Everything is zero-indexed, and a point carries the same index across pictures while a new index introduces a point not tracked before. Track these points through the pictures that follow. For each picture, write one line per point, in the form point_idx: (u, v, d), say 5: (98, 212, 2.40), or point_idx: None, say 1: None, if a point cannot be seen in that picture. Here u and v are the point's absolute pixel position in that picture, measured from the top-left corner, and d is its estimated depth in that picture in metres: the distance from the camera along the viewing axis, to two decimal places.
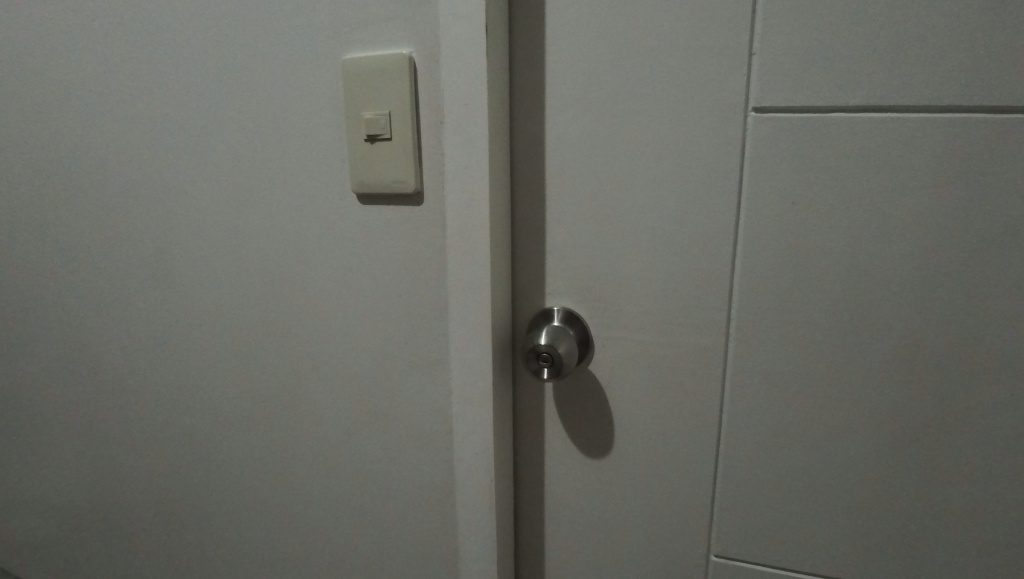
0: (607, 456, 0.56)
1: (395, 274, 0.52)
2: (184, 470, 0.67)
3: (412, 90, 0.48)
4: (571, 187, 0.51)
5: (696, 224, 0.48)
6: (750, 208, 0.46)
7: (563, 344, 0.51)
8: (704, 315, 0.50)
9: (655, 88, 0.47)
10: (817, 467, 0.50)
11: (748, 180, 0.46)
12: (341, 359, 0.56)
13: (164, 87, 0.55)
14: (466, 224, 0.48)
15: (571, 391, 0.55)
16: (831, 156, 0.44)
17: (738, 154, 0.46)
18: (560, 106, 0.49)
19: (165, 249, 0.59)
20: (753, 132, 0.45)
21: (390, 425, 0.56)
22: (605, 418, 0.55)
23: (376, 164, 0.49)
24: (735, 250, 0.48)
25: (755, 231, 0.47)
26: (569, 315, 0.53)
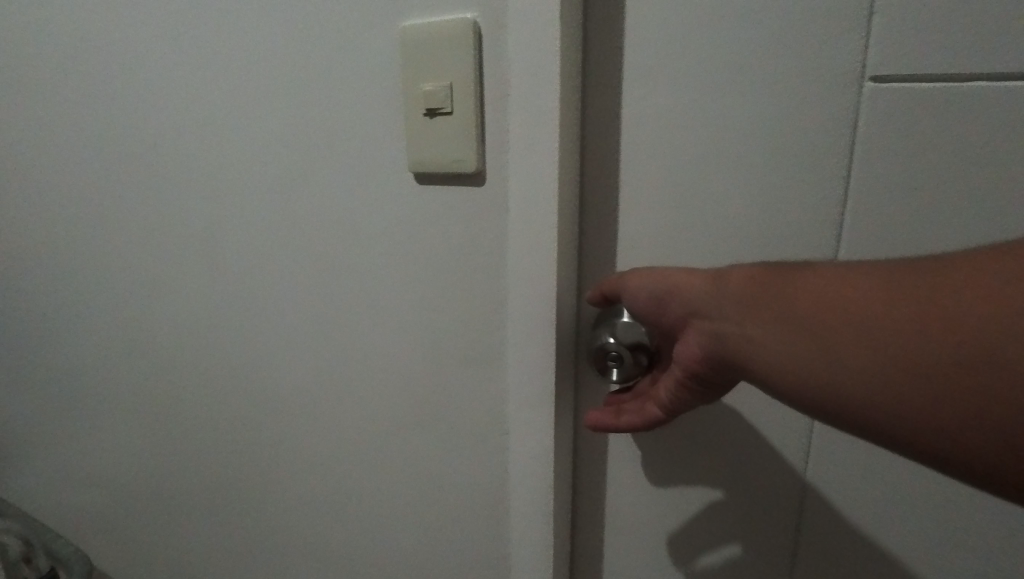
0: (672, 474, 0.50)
1: (453, 261, 0.49)
2: (245, 449, 0.67)
3: (475, 59, 0.43)
4: (649, 173, 0.44)
5: (792, 214, 0.41)
6: (861, 198, 0.39)
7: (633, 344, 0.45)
8: None
9: (746, 55, 0.39)
10: (927, 509, 0.42)
11: (861, 164, 0.38)
12: (397, 347, 0.54)
13: (224, 61, 0.53)
14: (529, 212, 0.44)
15: None
16: (970, 135, 0.35)
17: (848, 133, 0.38)
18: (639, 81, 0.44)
19: (228, 228, 0.59)
20: (871, 106, 0.37)
21: (445, 419, 0.54)
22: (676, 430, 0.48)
23: (434, 141, 0.46)
24: (840, 246, 0.40)
25: (865, 225, 0.39)
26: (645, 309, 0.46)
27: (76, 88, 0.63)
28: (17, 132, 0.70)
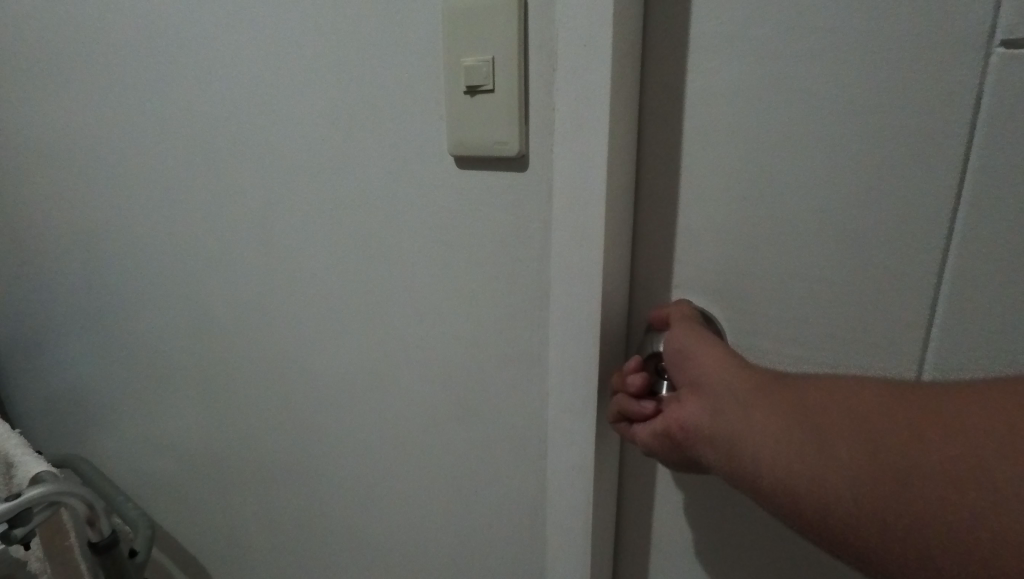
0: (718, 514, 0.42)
1: (493, 252, 0.45)
2: (290, 431, 0.67)
3: (519, 30, 0.39)
4: (715, 160, 0.38)
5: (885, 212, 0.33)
6: (978, 196, 0.30)
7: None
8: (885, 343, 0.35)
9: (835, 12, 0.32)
10: None
11: (981, 153, 0.30)
12: (436, 341, 0.51)
13: (272, 36, 0.52)
14: (576, 200, 0.40)
15: None
16: None
17: (967, 111, 0.30)
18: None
19: (273, 209, 0.58)
20: (1001, 78, 0.29)
21: (482, 419, 0.51)
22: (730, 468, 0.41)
23: (476, 122, 0.42)
24: (946, 257, 0.32)
25: (981, 231, 0.31)
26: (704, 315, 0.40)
27: (141, 67, 0.64)
28: (92, 109, 0.72)
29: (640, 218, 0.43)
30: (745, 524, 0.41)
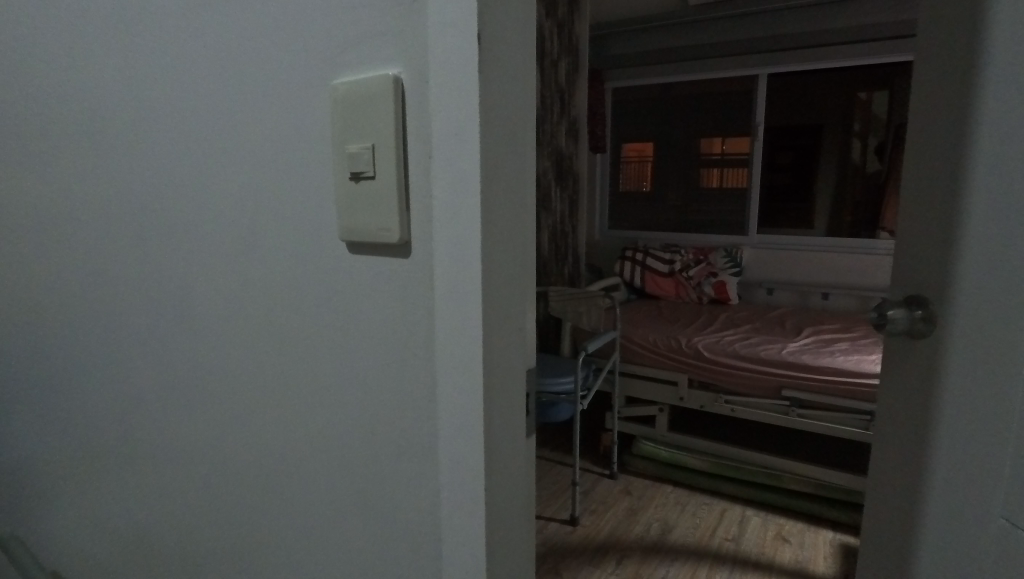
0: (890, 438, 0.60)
1: (380, 339, 0.43)
2: (205, 511, 0.64)
3: (395, 120, 0.39)
4: (927, 188, 0.56)
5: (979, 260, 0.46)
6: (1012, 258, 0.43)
7: (893, 314, 0.57)
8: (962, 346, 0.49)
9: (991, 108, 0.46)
10: None
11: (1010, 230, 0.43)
12: (330, 430, 0.48)
13: (194, 118, 0.53)
14: (454, 290, 0.39)
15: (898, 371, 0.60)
16: None
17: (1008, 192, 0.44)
18: (927, 98, 0.57)
19: (192, 287, 0.58)
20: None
21: (372, 516, 0.47)
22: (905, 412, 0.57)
23: (361, 207, 0.42)
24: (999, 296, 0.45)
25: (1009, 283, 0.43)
26: (920, 298, 0.55)
27: (83, 147, 0.67)
28: (38, 185, 0.74)
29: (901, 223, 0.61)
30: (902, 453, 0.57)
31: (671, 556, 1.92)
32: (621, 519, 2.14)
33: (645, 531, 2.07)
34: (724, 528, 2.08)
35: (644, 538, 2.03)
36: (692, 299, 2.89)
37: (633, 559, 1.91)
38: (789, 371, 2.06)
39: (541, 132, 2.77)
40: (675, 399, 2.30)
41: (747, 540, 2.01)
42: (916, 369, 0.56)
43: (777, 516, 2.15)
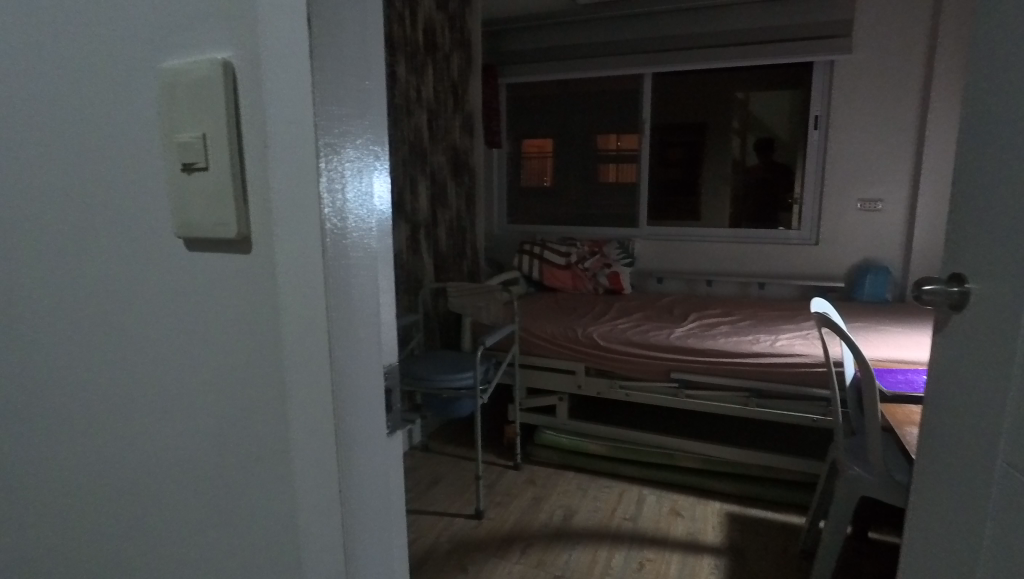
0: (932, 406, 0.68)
1: (223, 340, 0.41)
2: (45, 539, 0.58)
3: (228, 107, 0.37)
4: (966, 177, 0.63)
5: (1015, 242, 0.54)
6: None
7: (932, 285, 0.65)
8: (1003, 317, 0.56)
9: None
10: None
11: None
12: (177, 440, 0.45)
13: (7, 104, 0.48)
14: (296, 287, 0.37)
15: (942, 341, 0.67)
16: None
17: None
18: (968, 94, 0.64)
19: (15, 291, 0.52)
20: None
21: (227, 527, 0.44)
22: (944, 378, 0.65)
23: (196, 200, 0.39)
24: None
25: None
26: (959, 274, 0.63)
27: None
28: None
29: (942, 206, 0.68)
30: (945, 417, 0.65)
31: (574, 541, 1.98)
32: (525, 509, 2.17)
33: (548, 518, 2.11)
34: (623, 508, 2.17)
35: (547, 525, 2.07)
36: (590, 290, 2.99)
37: (538, 547, 1.95)
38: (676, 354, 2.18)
39: (435, 128, 2.74)
40: (573, 387, 2.37)
41: (644, 518, 2.11)
42: (958, 339, 0.63)
43: (671, 493, 2.27)
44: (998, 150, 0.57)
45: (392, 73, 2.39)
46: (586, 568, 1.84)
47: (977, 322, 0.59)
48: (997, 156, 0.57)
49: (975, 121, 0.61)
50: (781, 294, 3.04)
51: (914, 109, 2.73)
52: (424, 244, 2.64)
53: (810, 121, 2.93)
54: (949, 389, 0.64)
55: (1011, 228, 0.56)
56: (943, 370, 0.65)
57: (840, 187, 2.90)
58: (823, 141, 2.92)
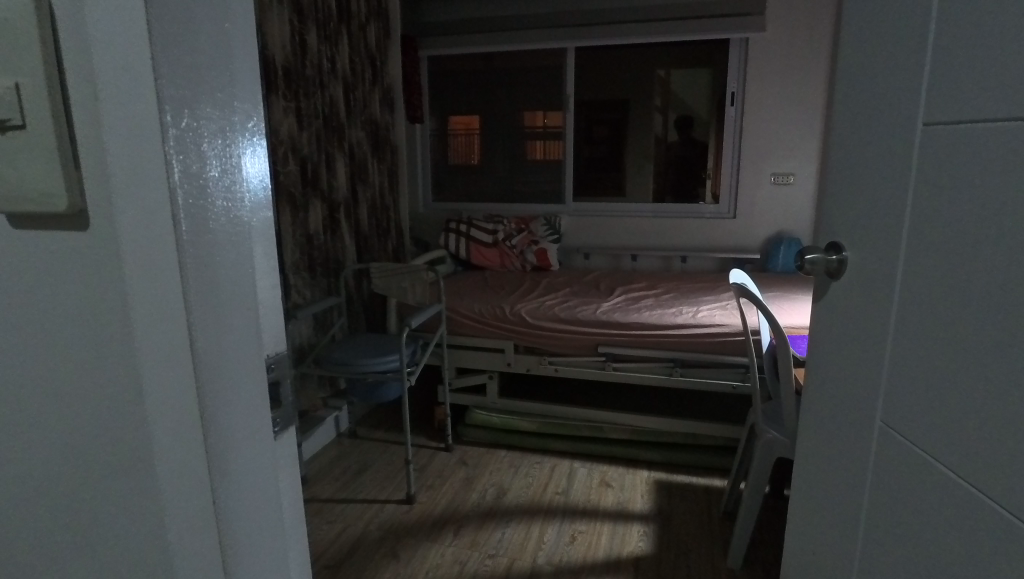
0: (829, 371, 0.70)
1: (62, 334, 0.34)
2: None
3: (45, 50, 0.30)
4: (857, 145, 0.65)
5: (903, 206, 0.56)
6: (922, 206, 0.53)
7: (812, 255, 0.69)
8: (888, 276, 0.58)
9: (912, 80, 0.55)
10: None
11: (922, 181, 0.53)
12: (20, 452, 0.38)
13: None
14: (146, 270, 0.31)
15: (830, 307, 0.70)
16: (980, 173, 0.46)
17: (918, 149, 0.54)
18: (856, 63, 0.65)
19: None
20: (928, 140, 0.52)
21: (86, 550, 0.38)
22: (840, 342, 0.68)
23: (17, 166, 0.32)
24: (911, 236, 0.54)
25: (921, 224, 0.53)
26: (836, 243, 0.68)
27: None
28: None
29: (833, 177, 0.70)
30: (839, 379, 0.68)
31: (506, 519, 1.97)
32: (456, 491, 2.14)
33: (480, 498, 2.10)
34: (554, 483, 2.19)
35: (479, 505, 2.06)
36: (515, 268, 2.98)
37: (470, 528, 1.93)
38: (601, 328, 2.20)
39: (352, 101, 2.62)
40: (502, 365, 2.35)
41: (575, 491, 2.14)
42: (852, 302, 0.65)
43: (600, 465, 2.31)
44: (901, 112, 0.57)
45: (303, 41, 2.25)
46: (519, 546, 1.84)
47: (878, 285, 0.60)
48: (901, 118, 0.57)
49: (869, 90, 0.63)
50: (701, 267, 3.14)
51: (821, 86, 2.85)
52: (344, 223, 2.53)
53: (727, 97, 2.99)
54: (844, 351, 0.66)
55: (899, 194, 0.57)
56: (845, 335, 0.67)
57: (755, 163, 3.00)
58: (739, 118, 3.00)
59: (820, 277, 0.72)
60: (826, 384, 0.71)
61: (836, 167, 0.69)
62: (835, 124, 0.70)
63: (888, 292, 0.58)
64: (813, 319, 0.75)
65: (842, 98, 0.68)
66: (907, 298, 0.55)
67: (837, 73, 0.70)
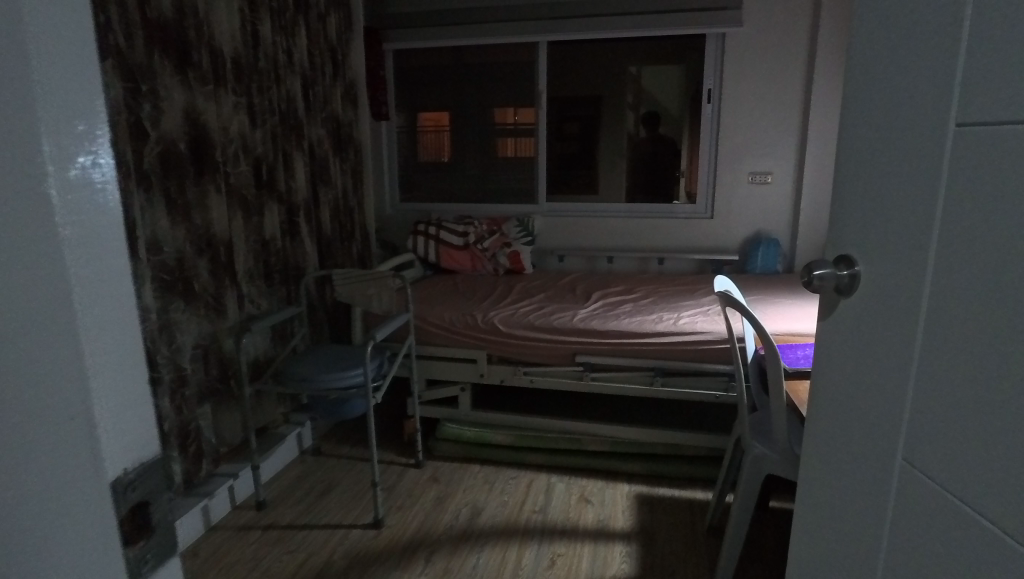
0: (878, 412, 0.61)
1: None
2: None
3: None
4: (914, 149, 0.55)
5: (997, 226, 0.46)
6: None
7: (821, 270, 0.66)
8: (975, 311, 0.48)
9: (1007, 71, 0.45)
10: None
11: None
12: None
13: None
14: None
15: (881, 335, 0.60)
16: None
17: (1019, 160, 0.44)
18: (911, 55, 0.56)
19: None
20: None
21: None
22: (891, 378, 0.58)
23: None
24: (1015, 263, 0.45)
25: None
26: (846, 257, 0.65)
27: None
28: None
29: (877, 184, 0.61)
30: (894, 425, 0.58)
31: (480, 542, 1.86)
32: (428, 511, 2.02)
33: (453, 519, 1.97)
34: (531, 500, 2.08)
35: (453, 527, 1.94)
36: (488, 271, 2.86)
37: (442, 553, 1.81)
38: (579, 336, 2.09)
39: (312, 97, 2.46)
40: (475, 376, 2.23)
41: (553, 508, 2.03)
42: (911, 334, 0.55)
43: (579, 478, 2.21)
44: (985, 111, 0.47)
45: (255, 31, 2.09)
46: (494, 573, 1.72)
47: (952, 317, 0.50)
48: (985, 120, 0.47)
49: (933, 85, 0.53)
50: (679, 268, 3.07)
51: (799, 82, 2.78)
52: (304, 227, 2.38)
53: (703, 94, 2.92)
54: (901, 393, 0.57)
55: (987, 211, 0.47)
56: (900, 373, 0.57)
57: (732, 161, 2.93)
58: (716, 115, 2.93)
59: (867, 299, 0.62)
60: (874, 430, 0.61)
61: (883, 174, 0.60)
62: (880, 125, 0.60)
63: (973, 327, 0.48)
64: (850, 348, 0.66)
65: (890, 95, 0.58)
66: (1007, 338, 0.45)
67: (879, 65, 0.60)
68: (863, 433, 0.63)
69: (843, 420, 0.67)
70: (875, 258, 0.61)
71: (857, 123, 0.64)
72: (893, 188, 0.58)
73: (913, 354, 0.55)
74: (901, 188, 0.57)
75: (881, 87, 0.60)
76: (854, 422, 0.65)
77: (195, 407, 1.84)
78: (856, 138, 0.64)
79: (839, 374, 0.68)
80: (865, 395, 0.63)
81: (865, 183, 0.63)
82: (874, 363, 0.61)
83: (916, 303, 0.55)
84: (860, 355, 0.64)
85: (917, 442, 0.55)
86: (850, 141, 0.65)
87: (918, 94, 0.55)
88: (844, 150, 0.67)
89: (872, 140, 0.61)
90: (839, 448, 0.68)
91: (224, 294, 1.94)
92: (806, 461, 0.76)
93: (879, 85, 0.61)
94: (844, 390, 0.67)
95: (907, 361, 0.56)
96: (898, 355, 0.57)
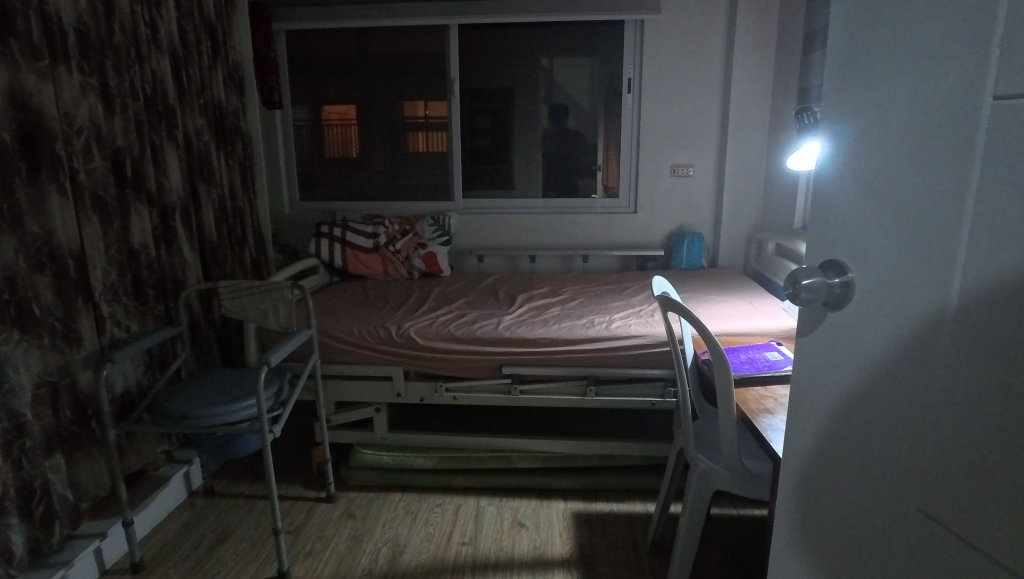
0: (928, 469, 0.47)
1: None
2: None
3: None
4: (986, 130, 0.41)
5: None
6: None
7: (810, 279, 0.56)
8: None
9: None
10: None
11: None
12: None
13: None
14: None
15: (928, 369, 0.47)
16: None
17: None
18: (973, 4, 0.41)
19: None
20: None
21: None
22: (950, 425, 0.44)
23: None
24: None
25: None
26: (838, 263, 0.55)
27: None
28: None
29: (914, 180, 0.47)
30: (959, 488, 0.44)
31: None
32: (343, 554, 1.77)
33: (372, 561, 1.74)
34: (460, 530, 1.87)
35: (372, 572, 1.69)
36: (401, 275, 2.63)
37: None
38: (504, 347, 1.91)
39: (186, 80, 2.11)
40: (391, 397, 1.99)
41: (484, 538, 1.83)
42: (989, 374, 0.42)
43: (511, 499, 2.03)
44: None
45: None
46: None
47: None
48: None
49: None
50: (604, 266, 2.97)
51: (718, 73, 2.74)
52: (182, 233, 2.03)
53: (623, 84, 2.81)
54: (972, 451, 0.43)
55: None
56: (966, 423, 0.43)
57: (653, 153, 2.85)
58: (636, 106, 2.83)
59: (909, 324, 0.48)
60: (919, 490, 0.47)
61: (928, 166, 0.46)
62: (918, 103, 0.46)
63: None
64: (881, 385, 0.52)
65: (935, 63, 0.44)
66: None
67: (916, 24, 0.46)
68: (914, 503, 0.48)
69: (868, 482, 0.53)
70: (914, 274, 0.47)
71: (872, 105, 0.50)
72: (936, 185, 0.45)
73: (992, 406, 0.41)
74: (957, 183, 0.44)
75: (926, 52, 0.45)
76: (887, 488, 0.50)
77: (40, 460, 1.48)
78: (866, 125, 0.51)
79: (859, 421, 0.54)
80: (902, 455, 0.49)
81: (890, 180, 0.49)
82: (917, 411, 0.47)
83: (995, 335, 0.41)
84: (894, 401, 0.50)
85: (1006, 526, 0.40)
86: (856, 128, 0.52)
87: (976, 61, 0.42)
88: (857, 136, 0.52)
89: (895, 126, 0.48)
90: (870, 514, 0.53)
91: (76, 317, 1.58)
92: (810, 518, 0.62)
93: (910, 53, 0.47)
94: (867, 442, 0.53)
95: (977, 412, 0.42)
96: (963, 404, 0.43)
